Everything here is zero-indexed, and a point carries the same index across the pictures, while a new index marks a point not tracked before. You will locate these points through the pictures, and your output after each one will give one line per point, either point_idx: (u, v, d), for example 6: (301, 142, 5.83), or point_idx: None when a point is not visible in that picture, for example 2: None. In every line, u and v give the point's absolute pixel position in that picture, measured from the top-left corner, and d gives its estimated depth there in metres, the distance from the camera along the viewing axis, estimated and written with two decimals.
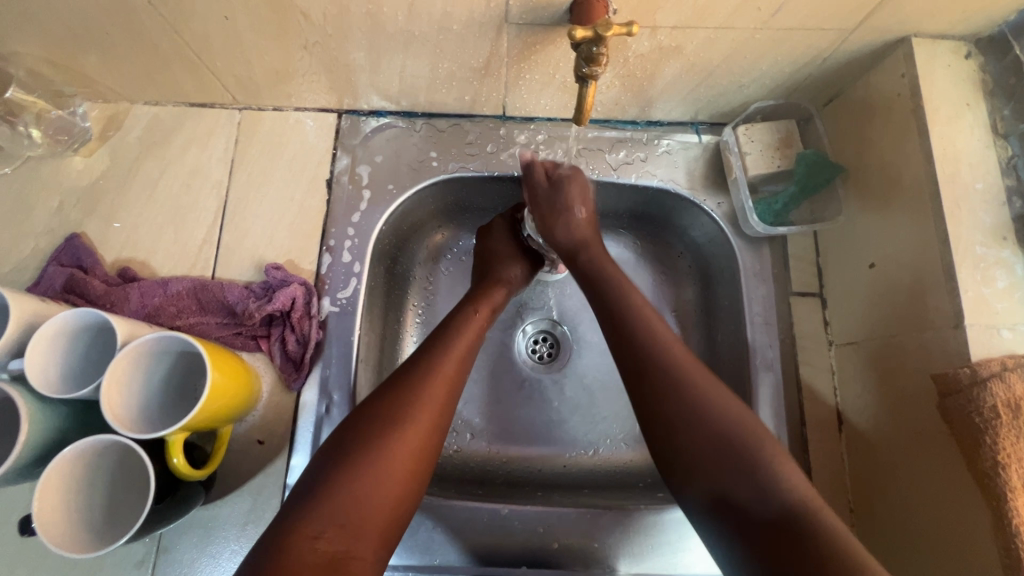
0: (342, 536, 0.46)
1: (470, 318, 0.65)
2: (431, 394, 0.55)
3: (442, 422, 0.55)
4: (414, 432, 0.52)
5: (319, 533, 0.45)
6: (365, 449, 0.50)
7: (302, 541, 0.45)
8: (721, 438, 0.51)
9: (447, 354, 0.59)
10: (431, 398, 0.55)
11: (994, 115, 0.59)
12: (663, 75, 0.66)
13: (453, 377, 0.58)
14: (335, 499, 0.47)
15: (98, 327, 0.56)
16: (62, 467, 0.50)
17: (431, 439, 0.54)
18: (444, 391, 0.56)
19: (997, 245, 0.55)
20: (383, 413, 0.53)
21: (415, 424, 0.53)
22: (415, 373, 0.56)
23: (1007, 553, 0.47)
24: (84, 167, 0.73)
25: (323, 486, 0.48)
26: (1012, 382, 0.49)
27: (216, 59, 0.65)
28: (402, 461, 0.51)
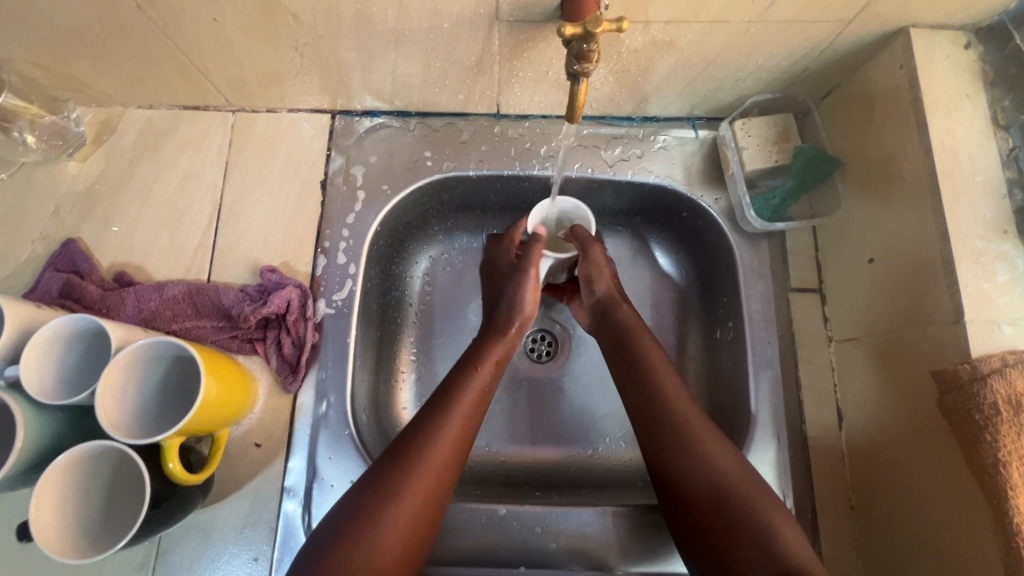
0: None
1: (475, 378, 0.62)
2: (433, 462, 0.54)
3: (443, 488, 0.55)
4: (415, 503, 0.52)
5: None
6: (367, 519, 0.50)
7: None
8: (723, 481, 0.53)
9: (451, 417, 0.58)
10: (432, 466, 0.54)
11: (995, 106, 0.58)
12: (658, 71, 0.65)
13: (458, 443, 0.57)
14: (343, 549, 0.49)
15: (92, 333, 0.56)
16: (58, 473, 0.50)
17: (432, 508, 0.54)
18: (447, 458, 0.56)
19: (998, 239, 0.54)
20: (384, 482, 0.53)
21: (417, 495, 0.53)
22: (419, 438, 0.55)
23: (1007, 552, 0.46)
24: (79, 171, 0.73)
25: (325, 554, 0.49)
26: (1012, 378, 0.48)
27: (208, 61, 0.65)
28: (403, 532, 0.51)
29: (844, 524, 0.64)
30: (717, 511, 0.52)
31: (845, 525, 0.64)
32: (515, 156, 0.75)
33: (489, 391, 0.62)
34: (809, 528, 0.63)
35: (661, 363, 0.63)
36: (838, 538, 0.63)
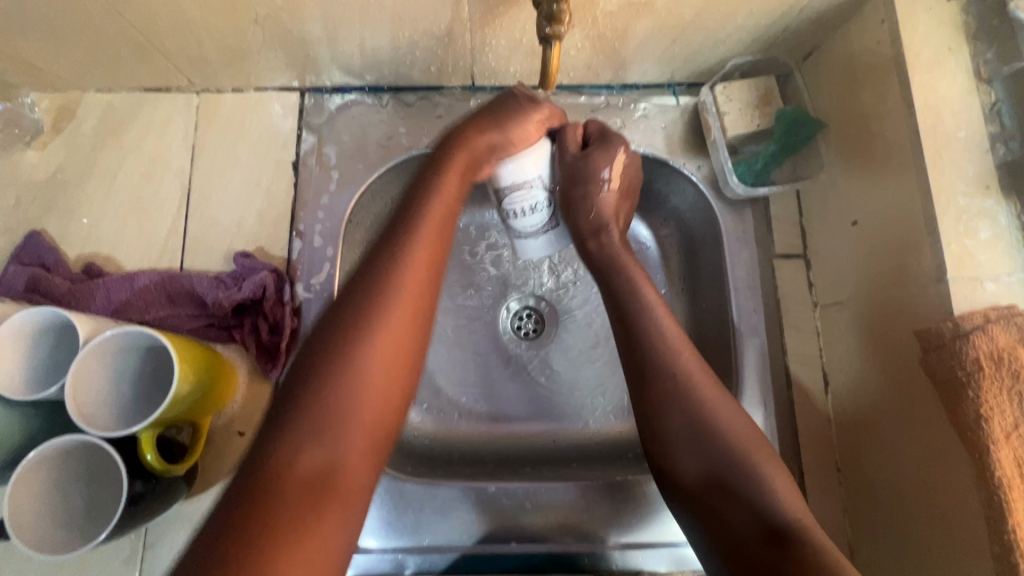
0: (325, 449, 0.43)
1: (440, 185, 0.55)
2: (404, 287, 0.49)
3: (423, 317, 0.50)
4: (394, 324, 0.47)
5: (301, 447, 0.42)
6: (342, 362, 0.45)
7: (283, 457, 0.42)
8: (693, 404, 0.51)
9: (416, 244, 0.51)
10: (407, 290, 0.49)
11: (977, 60, 0.56)
12: (635, 35, 0.63)
13: (428, 266, 0.51)
14: (315, 409, 0.44)
15: (59, 327, 0.53)
16: (31, 471, 0.49)
17: (416, 337, 0.49)
18: (418, 287, 0.50)
19: (981, 194, 0.53)
20: (350, 321, 0.47)
21: (396, 323, 0.48)
22: (383, 268, 0.49)
23: (989, 504, 0.46)
24: (38, 160, 0.70)
25: (298, 406, 0.44)
26: (994, 334, 0.47)
27: (164, 38, 0.62)
28: (384, 372, 0.46)
29: (831, 484, 0.65)
30: (691, 444, 0.50)
31: (832, 486, 0.65)
32: None
33: (457, 206, 0.56)
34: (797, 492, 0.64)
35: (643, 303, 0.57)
36: (826, 498, 0.64)
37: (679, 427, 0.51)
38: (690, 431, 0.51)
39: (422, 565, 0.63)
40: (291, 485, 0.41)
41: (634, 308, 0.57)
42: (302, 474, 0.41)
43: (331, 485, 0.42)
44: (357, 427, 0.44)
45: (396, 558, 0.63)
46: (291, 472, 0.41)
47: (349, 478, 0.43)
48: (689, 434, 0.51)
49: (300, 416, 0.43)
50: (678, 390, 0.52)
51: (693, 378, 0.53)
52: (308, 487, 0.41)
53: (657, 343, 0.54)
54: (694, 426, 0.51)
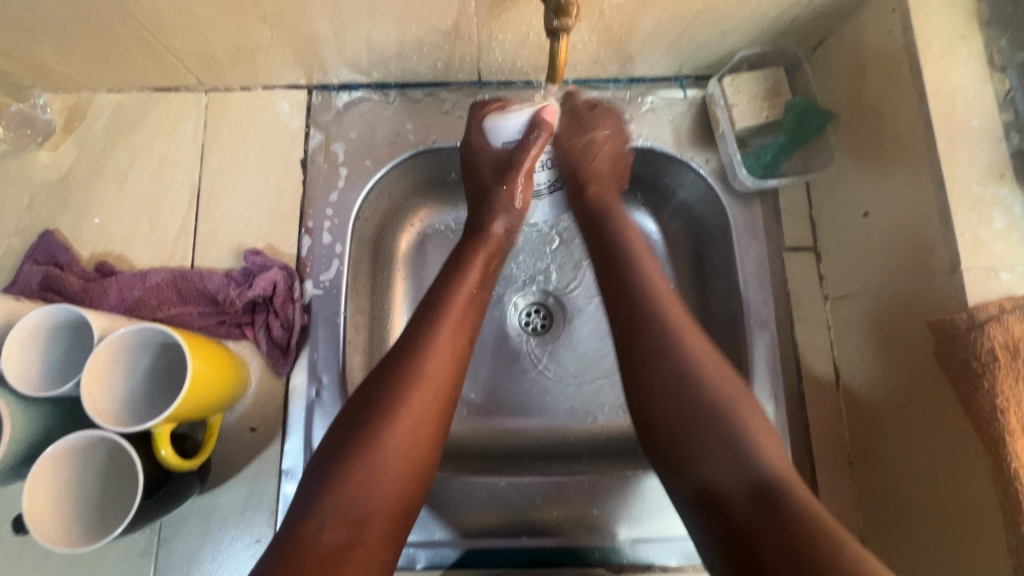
0: (346, 527, 0.44)
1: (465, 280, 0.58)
2: (429, 371, 0.51)
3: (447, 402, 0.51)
4: (416, 407, 0.49)
5: (323, 524, 0.44)
6: (366, 443, 0.47)
7: (303, 533, 0.44)
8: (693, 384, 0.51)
9: (440, 327, 0.54)
10: (432, 374, 0.51)
11: (991, 48, 0.55)
12: (643, 27, 0.63)
13: (453, 351, 0.53)
14: (340, 488, 0.45)
15: (73, 324, 0.54)
16: (49, 466, 0.49)
17: (437, 419, 0.50)
18: (443, 366, 0.52)
19: (995, 183, 0.52)
20: (375, 402, 0.49)
21: (419, 405, 0.49)
22: (409, 350, 0.52)
23: (1006, 496, 0.46)
24: (51, 160, 0.71)
25: (323, 484, 0.46)
26: (1011, 324, 0.47)
27: (173, 38, 0.62)
28: (403, 454, 0.48)
29: (843, 478, 0.64)
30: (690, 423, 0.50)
31: (844, 479, 0.64)
32: None
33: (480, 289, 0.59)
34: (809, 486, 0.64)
35: (643, 300, 0.56)
36: (838, 491, 0.64)
37: (671, 404, 0.51)
38: (693, 415, 0.50)
39: (433, 560, 0.63)
40: (309, 561, 0.42)
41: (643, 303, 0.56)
42: (323, 550, 0.43)
43: (346, 562, 0.43)
44: (375, 508, 0.46)
45: (408, 552, 0.63)
46: (312, 547, 0.43)
47: (363, 553, 0.44)
48: (682, 417, 0.50)
49: (321, 494, 0.45)
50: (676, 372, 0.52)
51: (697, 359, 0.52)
52: (327, 563, 0.42)
53: (658, 328, 0.54)
54: (695, 410, 0.50)
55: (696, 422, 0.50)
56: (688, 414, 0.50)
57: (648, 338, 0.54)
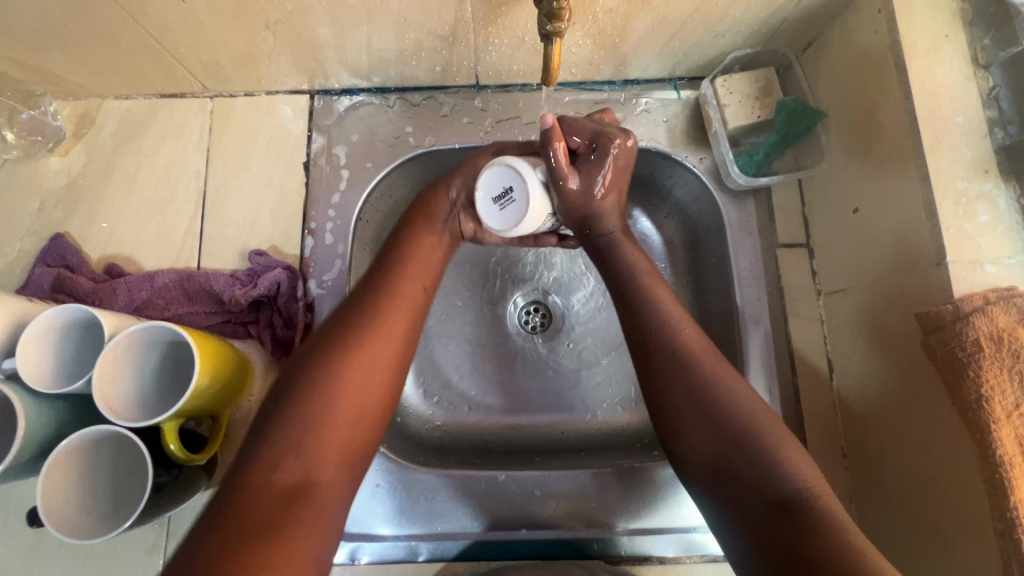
0: (298, 466, 0.45)
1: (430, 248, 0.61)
2: (383, 325, 0.53)
3: (401, 357, 0.53)
4: (368, 358, 0.51)
5: (276, 464, 0.45)
6: (318, 389, 0.48)
7: (257, 475, 0.44)
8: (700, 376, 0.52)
9: (393, 291, 0.56)
10: (384, 330, 0.53)
11: (975, 46, 0.56)
12: (635, 30, 0.64)
13: (404, 314, 0.55)
14: (290, 429, 0.46)
15: (86, 323, 0.56)
16: (62, 460, 0.51)
17: (391, 372, 0.52)
18: (395, 323, 0.54)
19: (979, 178, 0.53)
20: (330, 352, 0.50)
21: (371, 354, 0.51)
22: (363, 306, 0.54)
23: (991, 483, 0.47)
24: (61, 166, 0.73)
25: (275, 424, 0.47)
26: (994, 315, 0.48)
27: (179, 45, 0.64)
28: (356, 400, 0.49)
29: (837, 470, 0.65)
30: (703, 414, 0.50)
31: (838, 471, 0.65)
32: (494, 129, 0.74)
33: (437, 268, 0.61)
34: None
35: (640, 296, 0.57)
36: (832, 484, 0.65)
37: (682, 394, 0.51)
38: (690, 404, 0.51)
39: (435, 552, 0.65)
40: (263, 501, 0.43)
41: (638, 299, 0.57)
42: (275, 489, 0.44)
43: (299, 503, 0.44)
44: (328, 452, 0.47)
45: (410, 545, 0.64)
46: (263, 487, 0.43)
47: (314, 493, 0.45)
48: (689, 405, 0.51)
49: (275, 437, 0.46)
50: (682, 364, 0.53)
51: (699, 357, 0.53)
52: (277, 502, 0.43)
53: (659, 325, 0.55)
54: (698, 402, 0.51)
55: (703, 413, 0.50)
56: (699, 412, 0.50)
57: (650, 329, 0.55)
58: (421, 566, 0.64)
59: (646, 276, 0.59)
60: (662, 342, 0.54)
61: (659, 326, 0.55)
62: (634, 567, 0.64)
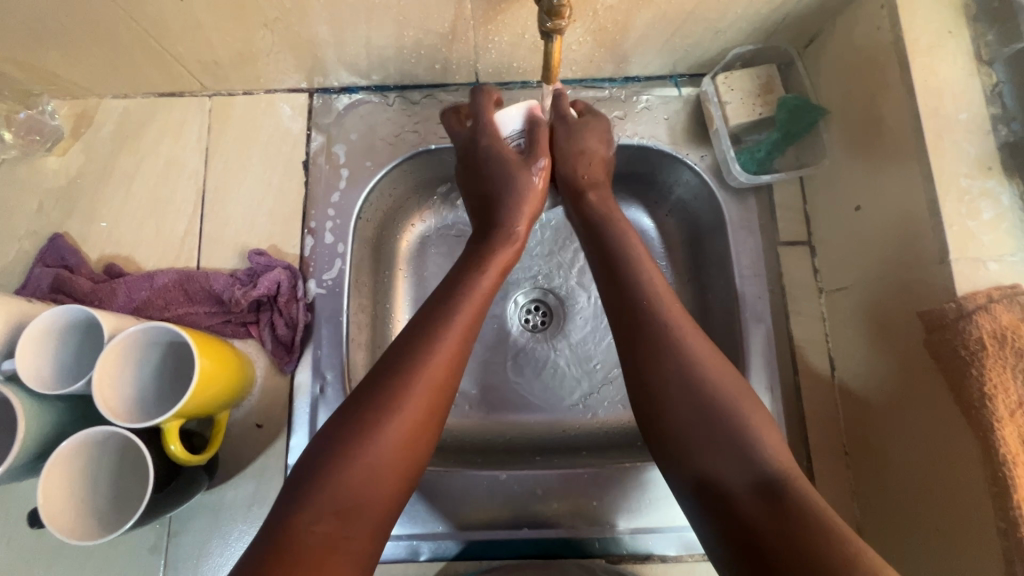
0: (338, 522, 0.44)
1: (479, 280, 0.58)
2: (434, 369, 0.51)
3: (443, 400, 0.52)
4: (418, 407, 0.50)
5: (317, 518, 0.44)
6: (364, 441, 0.47)
7: (297, 529, 0.43)
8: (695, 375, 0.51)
9: (450, 327, 0.54)
10: (434, 375, 0.51)
11: (978, 42, 0.56)
12: (636, 27, 0.64)
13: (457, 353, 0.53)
14: (335, 484, 0.45)
15: (86, 324, 0.56)
16: (63, 461, 0.51)
17: (433, 418, 0.51)
18: (447, 366, 0.52)
19: (982, 175, 0.53)
20: (375, 401, 0.49)
21: (420, 403, 0.50)
22: (415, 347, 0.52)
23: (995, 481, 0.47)
24: (59, 165, 0.73)
25: (318, 476, 0.45)
26: (998, 313, 0.48)
27: (177, 44, 0.64)
28: (399, 450, 0.48)
29: (839, 469, 0.65)
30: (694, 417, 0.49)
31: (840, 469, 0.65)
32: None
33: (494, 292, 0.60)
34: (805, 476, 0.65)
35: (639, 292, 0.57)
36: (833, 482, 0.65)
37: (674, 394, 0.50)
38: (690, 403, 0.50)
39: (436, 551, 0.65)
40: (300, 557, 0.42)
41: (632, 295, 0.56)
42: (314, 543, 0.43)
43: (333, 556, 0.43)
44: (368, 505, 0.46)
45: (411, 544, 0.64)
46: (303, 541, 0.43)
47: (350, 547, 0.44)
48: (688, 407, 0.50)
49: (316, 486, 0.45)
50: (677, 363, 0.51)
51: (693, 358, 0.52)
52: (316, 557, 0.42)
53: (653, 321, 0.54)
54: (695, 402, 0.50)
55: (696, 414, 0.49)
56: (696, 413, 0.49)
57: (644, 326, 0.54)
58: (422, 566, 0.64)
59: (648, 280, 0.57)
60: (653, 340, 0.53)
61: (651, 324, 0.54)
62: (636, 565, 0.64)
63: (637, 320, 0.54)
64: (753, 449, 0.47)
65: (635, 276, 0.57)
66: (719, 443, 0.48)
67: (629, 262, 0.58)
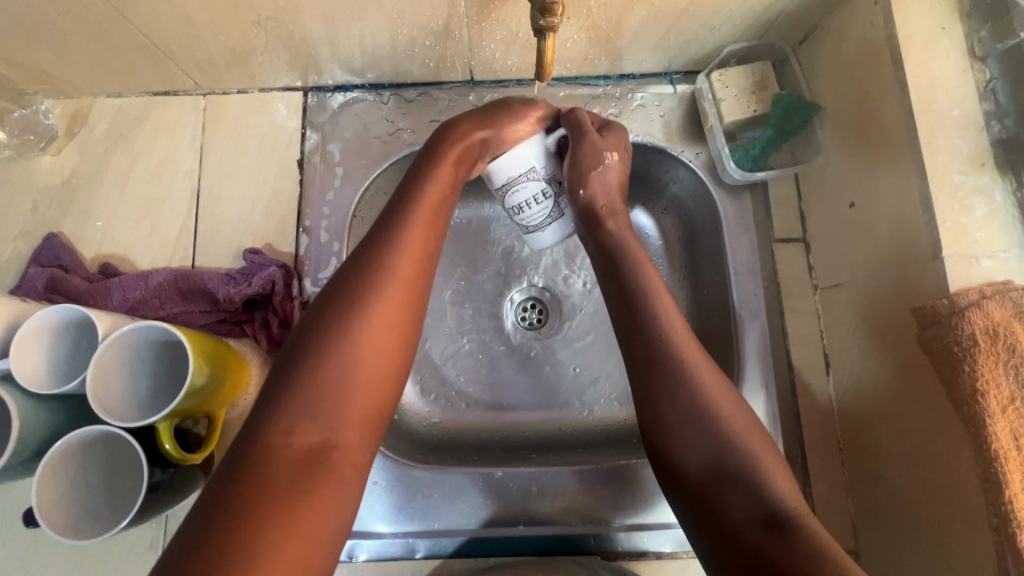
0: (319, 427, 0.43)
1: (440, 180, 0.56)
2: (398, 272, 0.49)
3: (414, 298, 0.50)
4: (385, 311, 0.47)
5: (294, 426, 0.42)
6: (334, 346, 0.45)
7: (274, 439, 0.41)
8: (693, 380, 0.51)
9: (412, 228, 0.52)
10: (397, 278, 0.49)
11: (972, 38, 0.56)
12: (630, 25, 0.64)
13: (420, 256, 0.51)
14: (308, 391, 0.43)
15: (80, 323, 0.56)
16: (56, 461, 0.51)
17: (404, 323, 0.49)
18: (411, 268, 0.50)
19: (976, 172, 0.53)
20: (341, 305, 0.47)
21: (386, 307, 0.48)
22: (377, 251, 0.50)
23: (986, 478, 0.47)
24: (53, 165, 0.73)
25: (290, 387, 0.43)
26: (990, 310, 0.48)
27: (171, 42, 0.64)
28: (373, 353, 0.46)
29: (833, 465, 0.65)
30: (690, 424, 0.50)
31: (835, 466, 0.65)
32: None
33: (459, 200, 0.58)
34: (800, 473, 0.65)
35: (642, 291, 0.57)
36: (827, 478, 0.65)
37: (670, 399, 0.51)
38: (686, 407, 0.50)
39: (432, 548, 0.65)
40: (281, 465, 0.40)
41: (635, 299, 0.56)
42: (296, 450, 0.41)
43: (320, 463, 0.42)
44: (348, 413, 0.44)
45: (408, 542, 0.64)
46: (283, 450, 0.41)
47: (337, 452, 0.43)
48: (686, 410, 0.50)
49: (287, 398, 0.43)
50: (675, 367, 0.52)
51: (696, 366, 0.52)
52: (301, 464, 0.41)
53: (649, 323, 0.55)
54: None
55: (694, 421, 0.50)
56: (694, 418, 0.50)
57: (646, 327, 0.54)
58: (418, 563, 0.65)
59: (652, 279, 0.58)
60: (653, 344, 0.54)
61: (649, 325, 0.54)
62: (632, 562, 0.65)
63: (641, 322, 0.55)
64: (752, 461, 0.48)
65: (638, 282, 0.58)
66: (716, 445, 0.49)
67: (634, 270, 0.58)
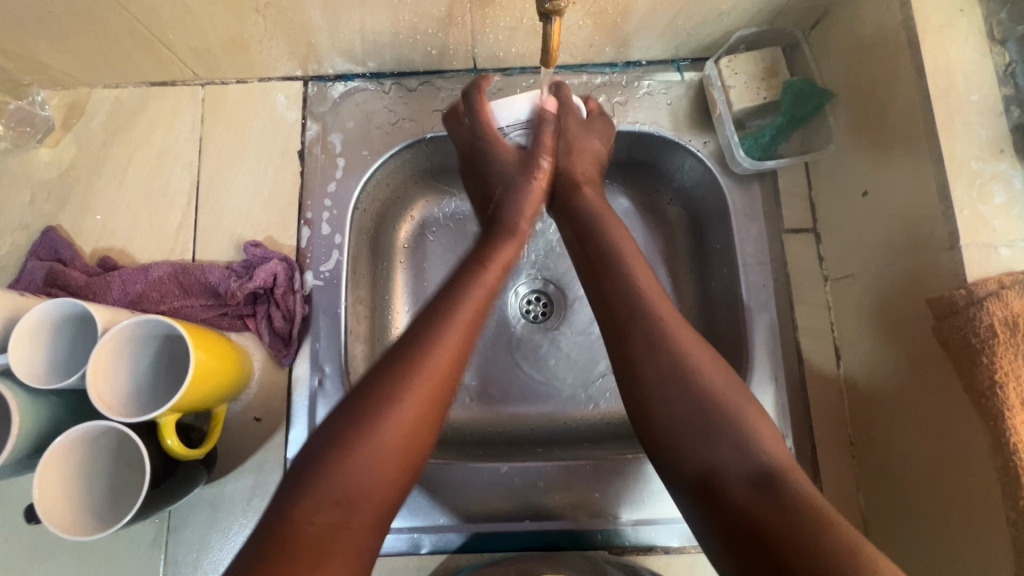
0: (338, 514, 0.44)
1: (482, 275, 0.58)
2: (441, 362, 0.50)
3: (447, 385, 0.51)
4: (423, 399, 0.49)
5: (315, 509, 0.43)
6: (366, 429, 0.46)
7: (294, 518, 0.43)
8: (679, 369, 0.49)
9: (458, 321, 0.53)
10: (439, 368, 0.50)
11: (991, 21, 0.54)
12: (638, 9, 0.62)
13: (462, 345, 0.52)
14: (334, 476, 0.44)
15: (79, 317, 0.55)
16: (56, 458, 0.50)
17: (437, 409, 0.50)
18: (451, 359, 0.51)
19: (995, 158, 0.51)
20: (375, 391, 0.48)
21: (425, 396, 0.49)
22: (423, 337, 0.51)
23: (1005, 471, 0.46)
24: (51, 158, 0.72)
25: (320, 466, 0.45)
26: (1010, 299, 0.46)
27: (168, 31, 0.62)
28: (404, 440, 0.47)
29: (844, 458, 0.64)
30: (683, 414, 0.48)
31: (845, 460, 0.64)
32: None
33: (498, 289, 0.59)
34: (809, 466, 0.64)
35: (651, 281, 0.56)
36: (837, 471, 0.64)
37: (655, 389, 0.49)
38: (689, 400, 0.48)
39: (437, 544, 0.64)
40: (297, 548, 0.41)
41: (619, 289, 0.55)
42: (310, 533, 0.42)
43: (333, 547, 0.43)
44: (367, 497, 0.45)
45: (413, 537, 0.64)
46: (300, 530, 0.42)
47: (349, 539, 0.44)
48: (674, 399, 0.48)
49: (314, 477, 0.44)
50: (658, 355, 0.50)
51: (687, 357, 0.50)
52: (311, 549, 0.42)
53: (634, 310, 0.53)
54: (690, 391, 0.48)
55: (687, 408, 0.48)
56: (687, 407, 0.48)
57: (632, 316, 0.53)
58: (423, 559, 0.64)
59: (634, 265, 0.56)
60: (633, 333, 0.52)
61: (633, 312, 0.53)
62: (639, 557, 0.64)
63: (624, 313, 0.53)
64: (749, 449, 0.46)
65: (623, 269, 0.56)
66: (711, 435, 0.47)
67: (620, 259, 0.56)
